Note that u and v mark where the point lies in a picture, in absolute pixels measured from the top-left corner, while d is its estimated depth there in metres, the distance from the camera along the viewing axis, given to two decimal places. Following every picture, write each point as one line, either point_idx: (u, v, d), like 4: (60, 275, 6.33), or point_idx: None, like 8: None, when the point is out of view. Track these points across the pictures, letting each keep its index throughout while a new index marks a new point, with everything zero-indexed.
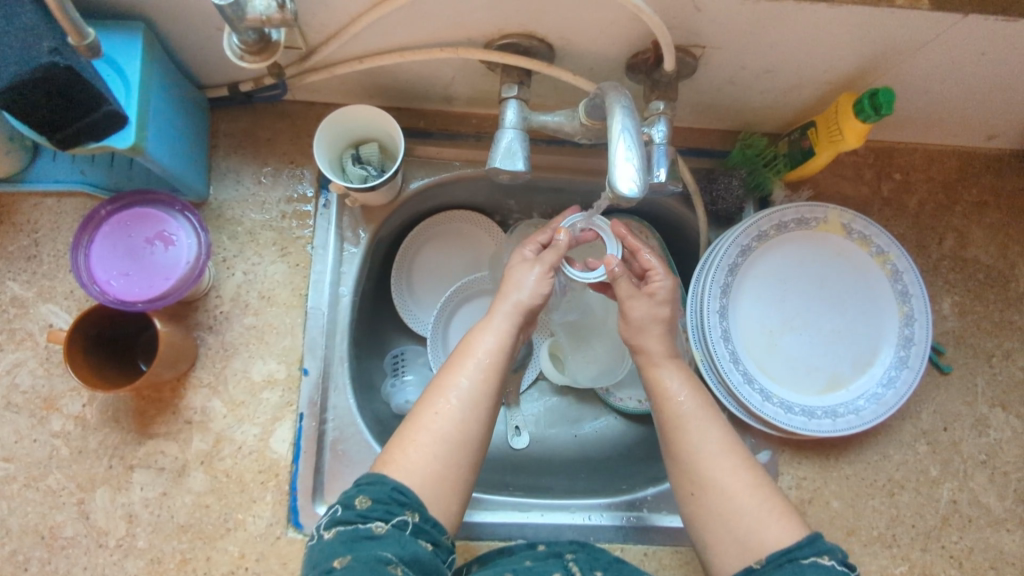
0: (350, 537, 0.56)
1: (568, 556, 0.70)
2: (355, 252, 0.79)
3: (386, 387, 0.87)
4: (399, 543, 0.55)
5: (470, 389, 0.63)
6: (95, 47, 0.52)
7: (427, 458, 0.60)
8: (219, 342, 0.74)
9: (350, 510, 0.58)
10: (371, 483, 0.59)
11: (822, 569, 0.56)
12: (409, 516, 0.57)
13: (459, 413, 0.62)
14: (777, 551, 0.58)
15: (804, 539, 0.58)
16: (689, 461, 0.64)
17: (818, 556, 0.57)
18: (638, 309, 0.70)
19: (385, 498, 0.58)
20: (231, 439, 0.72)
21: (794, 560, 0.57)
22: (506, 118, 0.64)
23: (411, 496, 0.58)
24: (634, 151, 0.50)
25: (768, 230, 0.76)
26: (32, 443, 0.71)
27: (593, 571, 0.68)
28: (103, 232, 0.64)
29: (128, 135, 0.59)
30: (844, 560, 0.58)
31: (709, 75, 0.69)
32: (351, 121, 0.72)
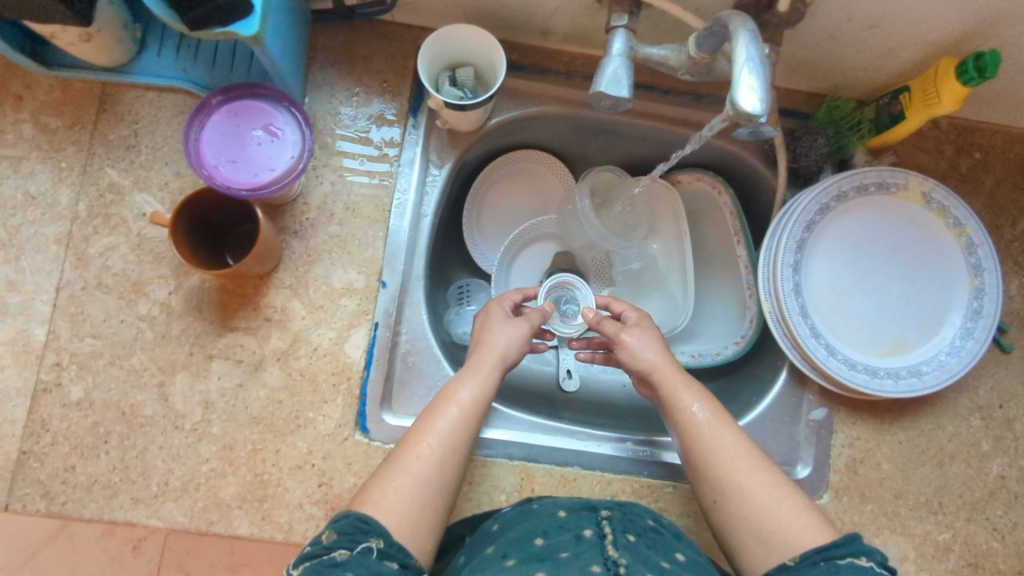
0: (313, 569, 0.54)
1: (603, 512, 0.67)
2: (438, 175, 0.81)
3: (449, 314, 0.88)
4: (365, 564, 0.55)
5: (449, 432, 0.65)
6: None
7: (405, 498, 0.61)
8: (303, 247, 0.76)
9: (317, 545, 0.57)
10: (336, 521, 0.59)
11: (859, 569, 0.56)
12: (374, 542, 0.57)
13: (438, 455, 0.64)
14: (811, 550, 0.58)
15: (840, 539, 0.59)
16: (706, 468, 0.65)
17: (853, 557, 0.57)
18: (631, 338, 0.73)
19: (350, 529, 0.58)
20: (308, 341, 0.74)
21: (828, 559, 0.57)
22: (613, 46, 0.65)
23: (374, 524, 0.59)
24: (758, 76, 0.51)
25: (848, 191, 0.78)
26: (120, 323, 0.73)
27: (626, 534, 0.65)
28: (214, 119, 0.65)
29: (252, 23, 0.60)
30: (883, 563, 0.58)
31: (812, 26, 0.70)
32: (453, 42, 0.73)
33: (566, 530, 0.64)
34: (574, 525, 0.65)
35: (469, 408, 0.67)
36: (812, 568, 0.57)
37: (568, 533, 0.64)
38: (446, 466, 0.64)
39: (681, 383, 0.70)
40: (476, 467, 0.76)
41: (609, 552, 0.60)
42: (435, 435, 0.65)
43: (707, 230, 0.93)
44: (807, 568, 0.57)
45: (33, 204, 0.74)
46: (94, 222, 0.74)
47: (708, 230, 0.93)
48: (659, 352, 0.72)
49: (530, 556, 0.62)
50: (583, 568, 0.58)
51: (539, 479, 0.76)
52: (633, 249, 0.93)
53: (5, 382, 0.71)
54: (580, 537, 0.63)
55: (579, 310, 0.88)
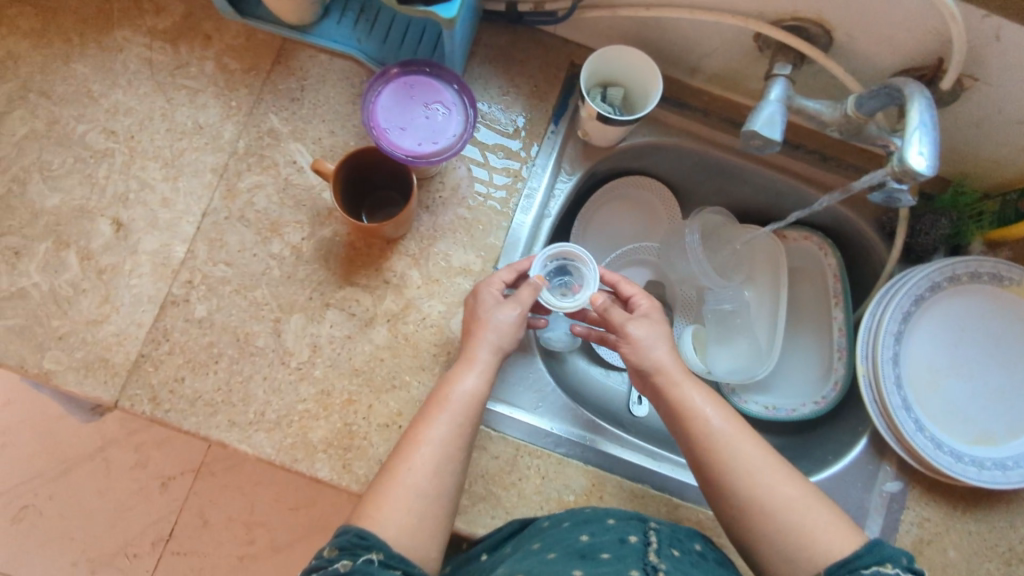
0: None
1: (651, 524, 0.68)
2: (565, 184, 0.86)
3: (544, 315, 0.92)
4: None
5: (444, 437, 0.65)
6: None
7: (404, 509, 0.62)
8: (432, 222, 0.80)
9: (320, 560, 0.59)
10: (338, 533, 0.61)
11: None
12: (374, 555, 0.58)
13: (433, 463, 0.64)
14: (834, 564, 0.59)
15: (862, 547, 0.59)
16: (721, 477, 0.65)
17: (880, 565, 0.58)
18: (639, 330, 0.72)
19: (349, 544, 0.59)
20: (418, 309, 0.78)
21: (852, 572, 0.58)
22: (771, 93, 0.69)
23: (374, 539, 0.60)
24: (929, 139, 0.54)
25: (961, 275, 0.80)
26: (252, 257, 0.78)
27: (672, 547, 0.64)
28: (391, 87, 0.70)
29: (452, 7, 0.65)
30: (910, 566, 0.58)
31: (960, 111, 0.72)
32: (613, 62, 0.78)
33: (612, 533, 0.65)
34: (620, 530, 0.65)
35: (473, 402, 0.68)
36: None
37: (613, 536, 0.65)
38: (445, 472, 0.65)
39: (693, 385, 0.69)
40: (551, 463, 0.76)
41: (649, 558, 0.62)
42: (431, 445, 0.65)
43: (803, 289, 0.95)
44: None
45: (199, 133, 0.80)
46: (249, 160, 0.80)
47: (804, 289, 0.95)
48: (668, 351, 0.72)
49: (571, 549, 0.63)
50: (620, 570, 0.60)
51: (609, 490, 0.76)
52: (728, 292, 0.95)
53: (140, 288, 0.76)
54: (625, 541, 0.64)
55: (570, 285, 0.79)
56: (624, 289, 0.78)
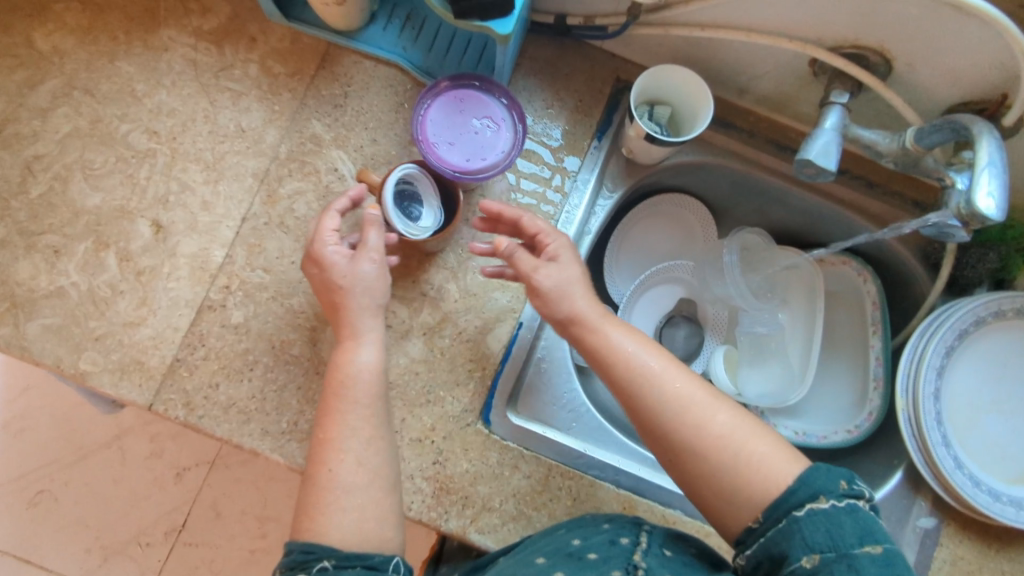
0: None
1: (647, 526, 0.68)
2: (607, 202, 0.84)
3: None
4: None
5: (356, 427, 0.67)
6: None
7: (361, 478, 0.65)
8: (471, 235, 0.79)
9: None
10: (287, 555, 0.62)
11: (816, 514, 0.56)
12: (325, 561, 0.61)
13: (359, 459, 0.66)
14: (773, 507, 0.59)
15: (796, 484, 0.58)
16: (659, 413, 0.63)
17: (813, 501, 0.57)
18: (549, 278, 0.67)
19: (298, 559, 0.61)
20: (455, 323, 0.77)
21: (790, 514, 0.57)
22: (827, 121, 0.68)
23: (318, 547, 0.62)
24: (998, 181, 0.53)
25: (1007, 311, 0.79)
26: (290, 264, 0.77)
27: (663, 549, 0.66)
28: (442, 100, 0.69)
29: (507, 24, 0.64)
30: (846, 493, 0.57)
31: (1018, 145, 0.71)
32: (663, 81, 0.77)
33: (603, 534, 0.67)
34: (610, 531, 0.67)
35: (376, 368, 0.70)
36: (777, 531, 0.58)
37: (603, 538, 0.66)
38: (373, 462, 0.66)
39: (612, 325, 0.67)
40: (583, 485, 0.75)
41: (635, 558, 0.64)
42: (344, 432, 0.67)
43: (837, 315, 0.94)
44: (773, 531, 0.58)
45: (240, 136, 0.79)
46: (290, 166, 0.79)
47: (839, 315, 0.94)
48: (581, 294, 0.68)
49: (561, 553, 0.64)
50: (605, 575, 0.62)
51: (641, 511, 0.75)
52: (764, 315, 0.94)
53: (178, 292, 0.75)
54: (615, 542, 0.66)
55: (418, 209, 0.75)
56: (523, 223, 0.71)
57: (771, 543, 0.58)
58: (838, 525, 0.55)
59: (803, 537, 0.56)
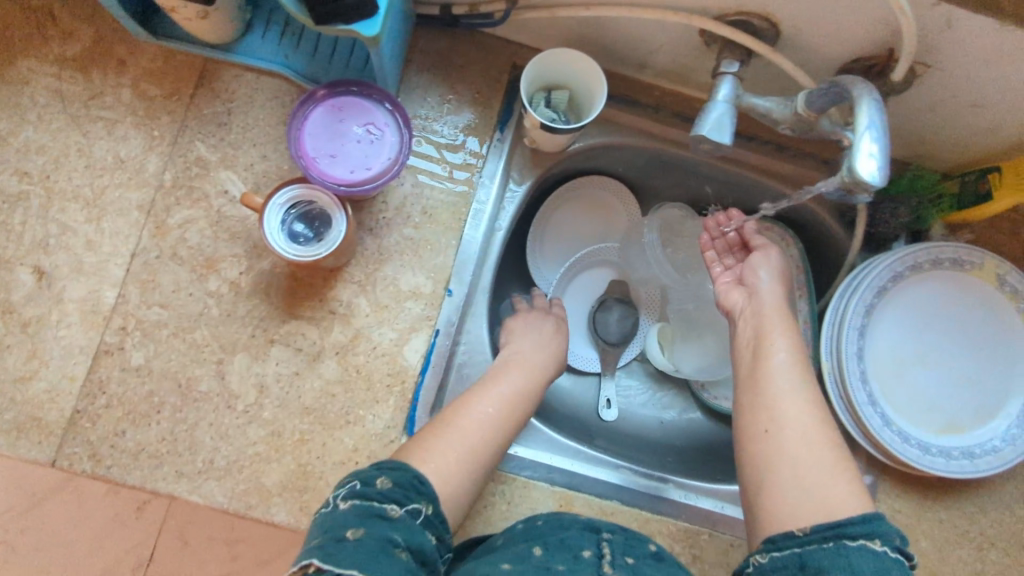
0: (364, 512, 0.56)
1: (603, 535, 0.66)
2: (517, 192, 0.82)
3: None
4: (409, 531, 0.56)
5: (471, 445, 0.66)
6: None
7: (457, 474, 0.64)
8: (376, 245, 0.77)
9: (370, 487, 0.58)
10: (393, 468, 0.61)
11: (871, 553, 0.54)
12: (424, 507, 0.60)
13: (453, 464, 0.64)
14: (824, 524, 0.57)
15: (858, 517, 0.56)
16: (771, 403, 0.65)
17: (868, 539, 0.55)
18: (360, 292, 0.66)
19: (406, 484, 0.60)
20: (368, 338, 0.75)
21: (840, 539, 0.55)
22: (720, 93, 0.65)
23: (428, 487, 0.61)
24: (879, 144, 0.51)
25: (923, 263, 0.77)
26: (187, 296, 0.74)
27: (626, 557, 0.63)
28: (318, 110, 0.66)
29: (373, 26, 0.60)
30: (901, 547, 0.55)
31: (915, 99, 0.70)
32: (553, 65, 0.74)
33: (566, 547, 0.63)
34: (575, 545, 0.64)
35: (513, 399, 0.72)
36: (819, 550, 0.55)
37: (567, 552, 0.63)
38: (471, 436, 0.67)
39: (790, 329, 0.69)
40: (517, 488, 0.74)
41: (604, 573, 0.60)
42: (472, 423, 0.68)
43: None
44: (815, 548, 0.56)
45: (120, 168, 0.75)
46: (177, 194, 0.75)
47: None
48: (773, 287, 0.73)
49: (528, 564, 0.60)
50: None
51: (579, 506, 0.75)
52: (691, 290, 0.94)
53: (70, 340, 0.72)
54: (578, 557, 0.62)
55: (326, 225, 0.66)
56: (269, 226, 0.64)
57: (808, 558, 0.55)
58: (886, 567, 0.53)
59: (849, 564, 0.53)
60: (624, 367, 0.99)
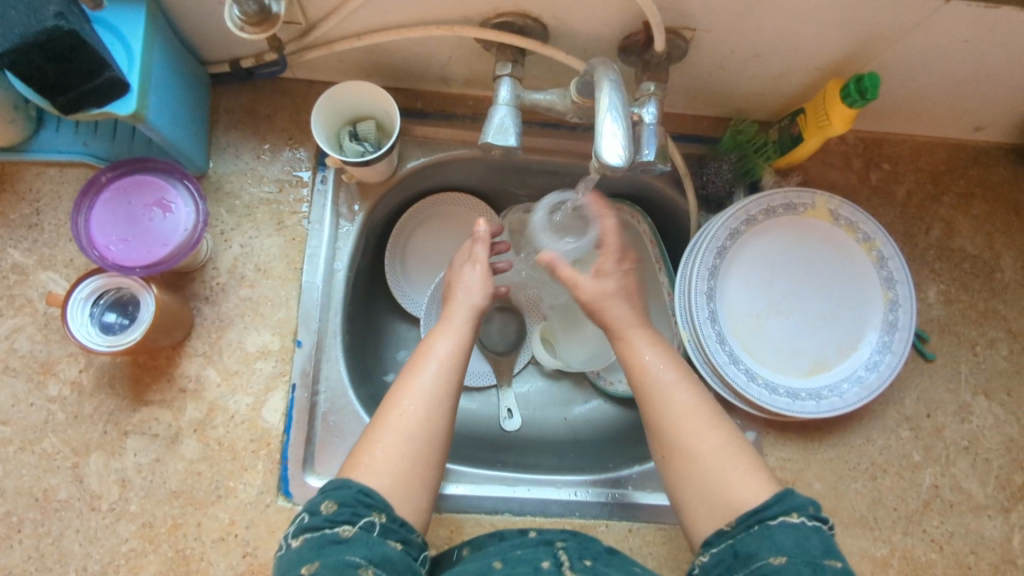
0: (318, 542, 0.57)
1: (558, 545, 0.68)
2: (350, 228, 0.81)
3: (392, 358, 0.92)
4: (367, 545, 0.57)
5: (429, 387, 0.66)
6: None
7: (391, 457, 0.63)
8: (215, 312, 0.75)
9: (317, 516, 0.59)
10: (335, 488, 0.60)
11: (790, 527, 0.57)
12: (376, 517, 0.59)
13: (421, 413, 0.65)
14: (745, 513, 0.60)
15: (772, 498, 0.59)
16: (664, 424, 0.66)
17: (785, 514, 0.58)
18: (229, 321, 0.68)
19: (351, 501, 0.59)
20: (224, 408, 0.74)
21: (762, 522, 0.58)
22: (499, 95, 0.65)
23: (378, 498, 0.60)
24: (620, 125, 0.53)
25: (757, 215, 0.78)
26: (29, 407, 0.72)
27: (582, 560, 0.65)
28: (103, 199, 0.65)
29: (129, 102, 0.60)
30: (816, 514, 0.58)
31: (699, 59, 0.71)
32: (350, 97, 0.74)
33: (524, 562, 0.64)
34: (531, 558, 0.64)
35: (449, 355, 0.70)
36: (746, 535, 0.58)
37: (527, 566, 0.63)
38: (415, 408, 0.65)
39: (639, 336, 0.72)
40: None
41: None
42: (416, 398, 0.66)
43: None
44: (743, 535, 0.58)
45: None
46: None
47: None
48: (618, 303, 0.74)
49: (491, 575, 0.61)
50: None
51: (468, 530, 0.74)
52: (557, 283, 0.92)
53: None
54: (537, 568, 0.63)
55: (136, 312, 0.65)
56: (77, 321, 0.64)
57: (739, 546, 0.58)
58: (806, 538, 0.56)
59: (774, 543, 0.56)
60: (521, 373, 0.98)
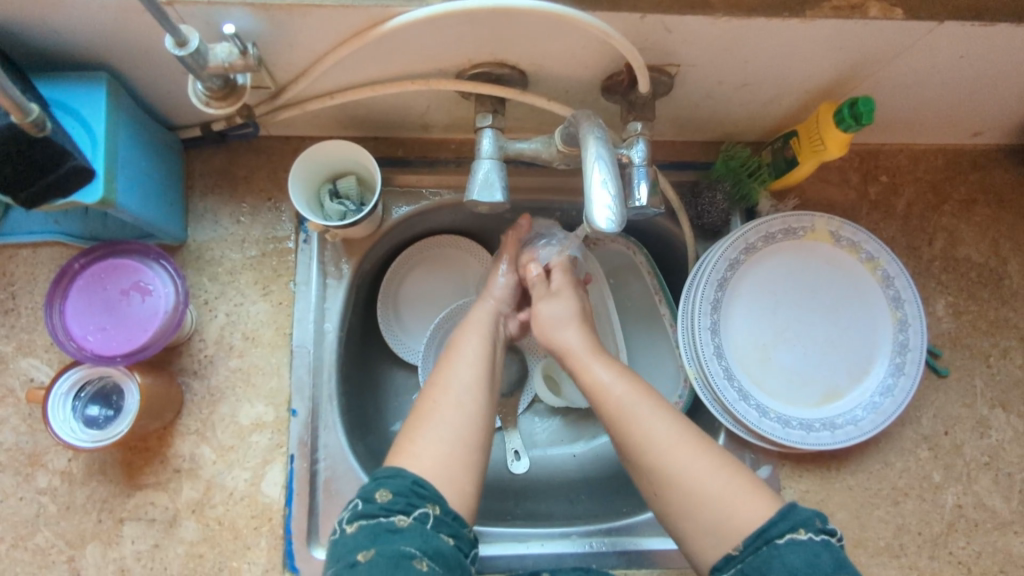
0: (372, 530, 0.55)
1: None
2: (338, 286, 0.77)
3: (390, 410, 0.87)
4: (422, 537, 0.55)
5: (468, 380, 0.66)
6: (39, 122, 0.53)
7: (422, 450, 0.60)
8: (205, 387, 0.73)
9: (373, 504, 0.57)
10: (390, 476, 0.58)
11: (798, 546, 0.54)
12: (431, 509, 0.56)
13: (458, 401, 0.64)
14: (752, 535, 0.56)
15: (776, 515, 0.56)
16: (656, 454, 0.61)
17: (794, 531, 0.55)
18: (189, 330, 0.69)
19: (406, 491, 0.57)
20: (222, 486, 0.71)
21: (769, 542, 0.55)
22: (482, 149, 0.62)
23: (431, 489, 0.58)
24: (610, 180, 0.51)
25: (756, 242, 0.75)
26: (18, 502, 0.69)
27: None
28: (77, 287, 0.65)
29: (96, 188, 0.58)
30: (823, 528, 0.56)
31: (686, 91, 0.68)
32: (327, 156, 0.71)
33: None
34: None
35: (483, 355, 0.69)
36: (756, 558, 0.55)
37: None
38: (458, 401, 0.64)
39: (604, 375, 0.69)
40: None
41: None
42: (454, 383, 0.65)
43: (633, 285, 0.88)
44: (752, 557, 0.55)
45: None
46: None
47: (634, 285, 0.88)
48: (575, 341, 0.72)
49: None
50: None
51: None
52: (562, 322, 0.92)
53: None
54: None
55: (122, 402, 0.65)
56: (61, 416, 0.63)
57: (749, 570, 0.55)
58: (817, 556, 0.54)
59: (784, 563, 0.53)
60: (525, 413, 0.95)
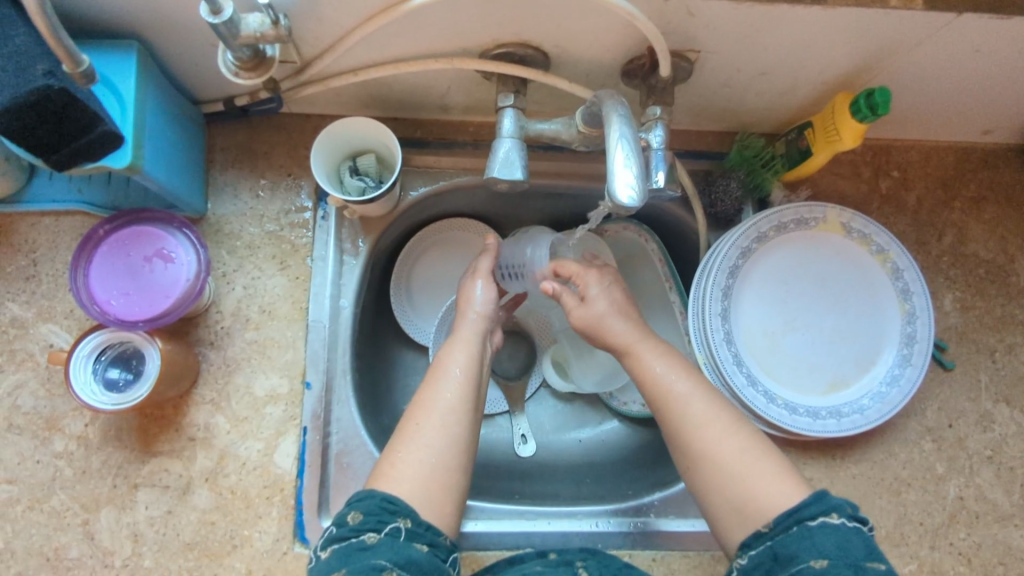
0: (345, 552, 0.56)
1: (579, 563, 0.70)
2: (355, 263, 0.79)
3: (399, 388, 0.88)
4: (393, 549, 0.55)
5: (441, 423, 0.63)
6: (90, 73, 0.52)
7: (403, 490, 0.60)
8: (221, 358, 0.74)
9: (344, 527, 0.58)
10: (360, 498, 0.59)
11: (830, 529, 0.55)
12: (402, 522, 0.57)
13: (434, 447, 0.62)
14: (783, 514, 0.57)
15: (809, 497, 0.57)
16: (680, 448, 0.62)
17: (825, 514, 0.56)
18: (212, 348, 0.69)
19: (376, 509, 0.58)
20: (235, 456, 0.72)
21: (801, 522, 0.56)
22: (503, 127, 0.63)
23: (401, 504, 0.58)
24: (633, 159, 0.51)
25: (768, 231, 0.76)
26: (35, 465, 0.70)
27: None
28: (101, 252, 0.66)
29: (124, 154, 0.59)
30: (853, 515, 0.56)
31: (705, 78, 0.69)
32: (348, 133, 0.72)
33: None
34: None
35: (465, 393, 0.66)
36: (786, 536, 0.56)
37: None
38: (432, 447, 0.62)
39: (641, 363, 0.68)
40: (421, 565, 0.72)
41: None
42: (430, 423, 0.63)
43: (645, 273, 0.88)
44: (782, 536, 0.56)
45: None
46: None
47: (646, 273, 0.88)
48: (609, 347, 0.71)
49: None
50: None
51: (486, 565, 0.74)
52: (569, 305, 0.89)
53: None
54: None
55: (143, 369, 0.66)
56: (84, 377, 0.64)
57: (779, 546, 0.56)
58: (848, 540, 0.54)
59: (816, 546, 0.54)
60: (533, 398, 0.96)
